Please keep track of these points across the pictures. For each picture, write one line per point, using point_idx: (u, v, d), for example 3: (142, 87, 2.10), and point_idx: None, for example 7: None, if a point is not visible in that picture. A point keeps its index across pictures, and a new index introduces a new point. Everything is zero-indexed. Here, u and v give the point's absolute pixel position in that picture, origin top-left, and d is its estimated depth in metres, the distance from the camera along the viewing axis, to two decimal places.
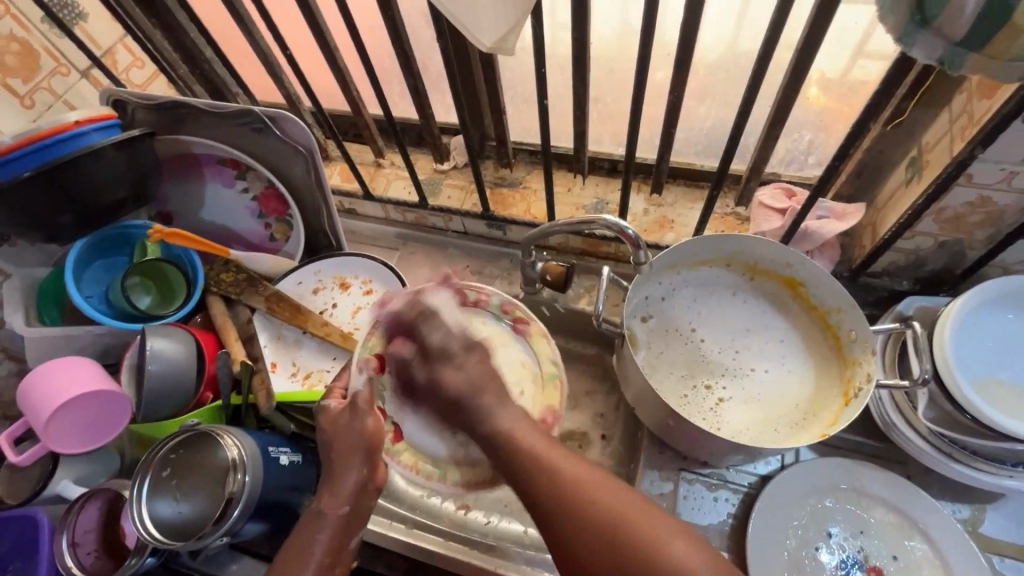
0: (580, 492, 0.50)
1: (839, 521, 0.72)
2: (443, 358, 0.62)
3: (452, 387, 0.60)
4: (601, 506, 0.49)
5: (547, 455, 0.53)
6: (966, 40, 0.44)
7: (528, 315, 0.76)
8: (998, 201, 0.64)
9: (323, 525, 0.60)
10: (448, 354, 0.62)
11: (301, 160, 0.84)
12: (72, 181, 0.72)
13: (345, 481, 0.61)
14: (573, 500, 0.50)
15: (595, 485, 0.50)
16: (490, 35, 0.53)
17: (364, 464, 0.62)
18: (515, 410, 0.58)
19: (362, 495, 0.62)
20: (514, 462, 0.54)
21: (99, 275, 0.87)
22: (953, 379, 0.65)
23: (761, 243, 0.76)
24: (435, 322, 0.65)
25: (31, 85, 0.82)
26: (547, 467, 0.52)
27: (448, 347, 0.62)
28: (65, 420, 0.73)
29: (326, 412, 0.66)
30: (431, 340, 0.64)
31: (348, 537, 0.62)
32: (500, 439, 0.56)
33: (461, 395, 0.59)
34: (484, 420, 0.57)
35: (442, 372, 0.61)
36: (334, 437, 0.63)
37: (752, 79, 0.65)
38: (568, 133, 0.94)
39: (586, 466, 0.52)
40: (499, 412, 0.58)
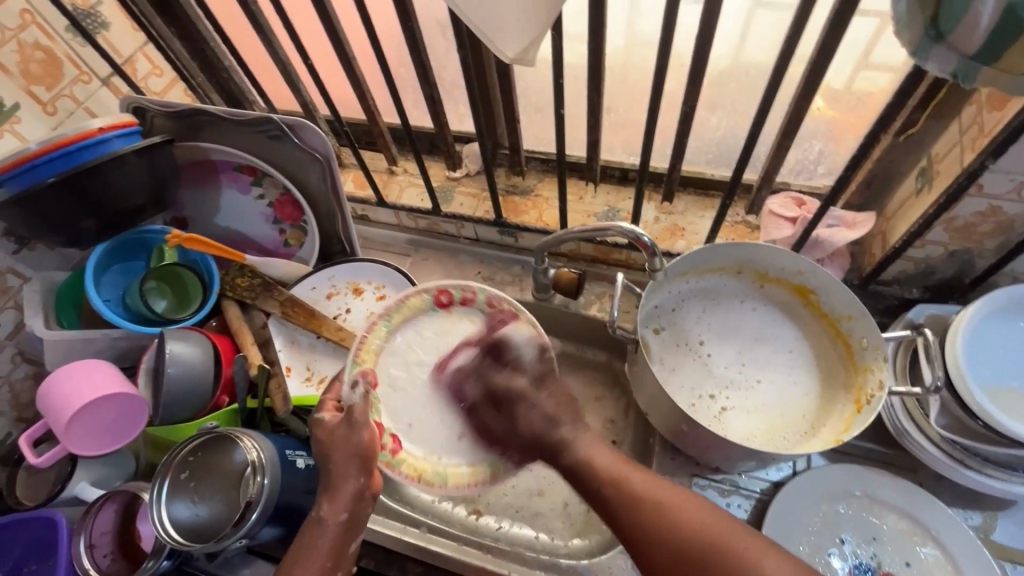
0: (657, 502, 0.57)
1: (852, 527, 0.72)
2: (518, 398, 0.68)
3: (529, 427, 0.66)
4: (674, 514, 0.56)
5: (620, 474, 0.60)
6: (979, 54, 0.45)
7: (516, 308, 0.75)
8: (1008, 211, 0.65)
9: (324, 531, 0.61)
10: (523, 395, 0.68)
11: (318, 167, 0.85)
12: (95, 186, 0.74)
13: (344, 489, 0.61)
14: (650, 512, 0.56)
15: (666, 497, 0.57)
16: (513, 47, 0.54)
17: (361, 471, 0.62)
18: (589, 437, 0.65)
19: (360, 502, 0.62)
20: (594, 483, 0.61)
21: (116, 279, 0.88)
22: (965, 386, 0.66)
23: (772, 252, 0.77)
24: (506, 365, 0.71)
25: (54, 92, 0.83)
26: (622, 483, 0.59)
27: (522, 387, 0.68)
28: (84, 422, 0.74)
29: (321, 424, 0.65)
30: (507, 384, 0.69)
31: (348, 543, 0.62)
32: (584, 466, 0.62)
33: (542, 434, 0.66)
34: (566, 452, 0.64)
35: (518, 411, 0.68)
36: (331, 447, 0.63)
37: (767, 90, 0.66)
38: (580, 142, 0.95)
39: (652, 478, 0.60)
40: (576, 439, 0.64)
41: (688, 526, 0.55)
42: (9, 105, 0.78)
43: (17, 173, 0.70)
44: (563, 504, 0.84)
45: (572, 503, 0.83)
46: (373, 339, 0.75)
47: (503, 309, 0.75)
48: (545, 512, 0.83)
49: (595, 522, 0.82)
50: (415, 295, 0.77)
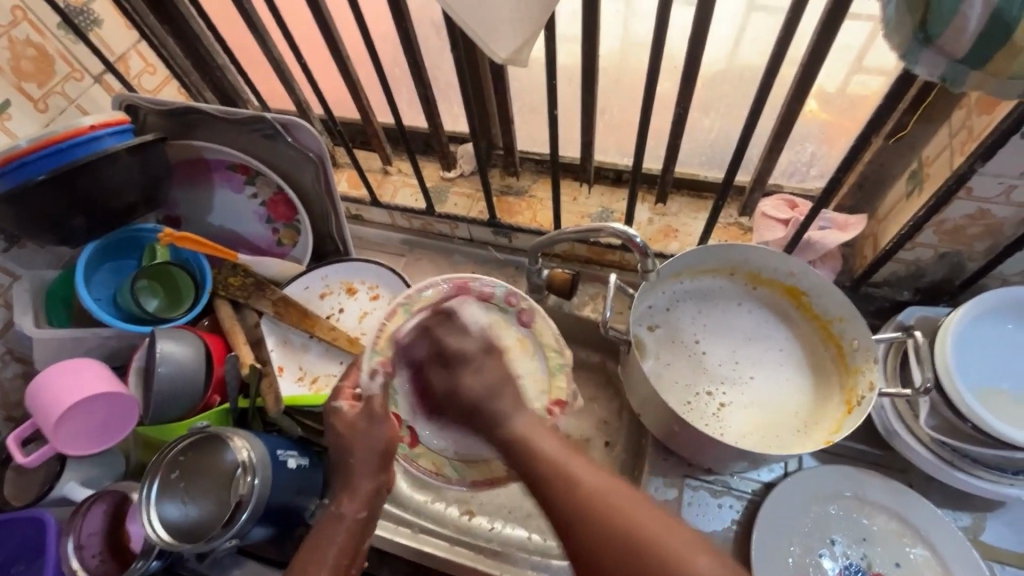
0: (604, 499, 0.50)
1: (843, 528, 0.73)
2: (462, 363, 0.61)
3: (470, 393, 0.59)
4: (620, 514, 0.49)
5: (564, 462, 0.53)
6: (967, 58, 0.45)
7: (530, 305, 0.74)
8: (997, 214, 0.65)
9: (340, 527, 0.62)
10: (466, 356, 0.61)
11: (311, 166, 0.85)
12: (86, 184, 0.73)
13: (361, 484, 0.62)
14: (593, 507, 0.50)
15: (614, 493, 0.50)
16: (505, 48, 0.54)
17: (379, 469, 0.63)
18: (531, 417, 0.57)
19: (377, 497, 0.63)
20: (532, 474, 0.53)
21: (107, 278, 0.87)
22: (955, 389, 0.66)
23: (765, 253, 0.77)
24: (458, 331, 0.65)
25: (46, 89, 0.82)
26: (565, 474, 0.52)
27: (466, 352, 0.62)
28: (74, 422, 0.73)
29: (339, 415, 0.65)
30: (453, 347, 0.63)
31: (363, 538, 0.63)
32: (518, 444, 0.55)
33: (480, 400, 0.58)
34: (500, 425, 0.57)
35: (460, 377, 0.60)
36: (351, 441, 0.63)
37: (760, 92, 0.66)
38: (574, 143, 0.95)
39: (599, 472, 0.52)
40: (516, 415, 0.57)
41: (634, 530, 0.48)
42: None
43: (8, 170, 0.69)
44: None
45: None
46: (392, 329, 0.71)
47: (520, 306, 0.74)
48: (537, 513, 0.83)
49: None
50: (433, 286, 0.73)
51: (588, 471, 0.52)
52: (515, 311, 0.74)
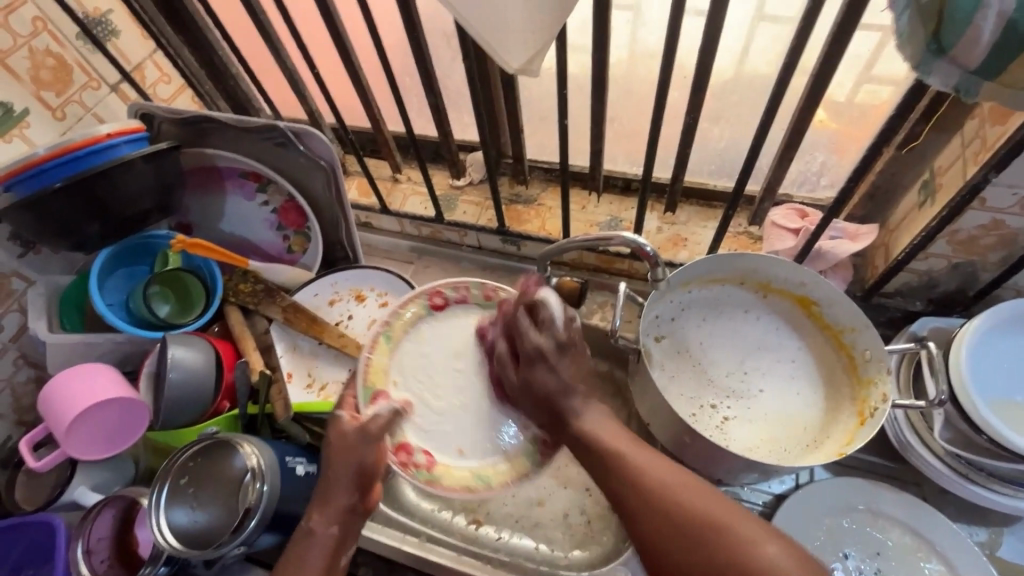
0: (642, 473, 0.53)
1: (856, 542, 0.71)
2: (536, 360, 0.61)
3: (542, 388, 0.61)
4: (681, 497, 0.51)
5: (610, 442, 0.57)
6: (980, 69, 0.45)
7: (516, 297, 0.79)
8: (1011, 224, 0.65)
9: (313, 544, 0.60)
10: (541, 356, 0.61)
11: (322, 173, 0.86)
12: (102, 191, 0.74)
13: (336, 501, 0.61)
14: (639, 482, 0.53)
15: (654, 469, 0.54)
16: (516, 59, 0.54)
17: (354, 486, 0.62)
18: (598, 414, 0.60)
19: (352, 517, 0.62)
20: (602, 462, 0.56)
21: (120, 284, 0.88)
22: (970, 402, 0.65)
23: (776, 263, 0.76)
24: (540, 323, 0.62)
25: (64, 98, 0.84)
26: (612, 456, 0.56)
27: (546, 348, 0.61)
28: (86, 426, 0.74)
29: (339, 424, 0.64)
30: (526, 344, 0.62)
31: (338, 556, 0.62)
32: (585, 440, 0.58)
33: (554, 397, 0.60)
34: (575, 420, 0.60)
35: (534, 373, 0.61)
36: (334, 454, 0.62)
37: (770, 101, 0.66)
38: (583, 151, 0.96)
39: (662, 461, 0.55)
40: (584, 412, 0.60)
41: (693, 512, 0.50)
42: (19, 110, 0.79)
43: (27, 176, 0.71)
44: (564, 514, 0.83)
45: (572, 514, 0.83)
46: (377, 358, 0.75)
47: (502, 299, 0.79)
48: (545, 523, 0.83)
49: (596, 533, 0.81)
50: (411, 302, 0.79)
51: (651, 461, 0.54)
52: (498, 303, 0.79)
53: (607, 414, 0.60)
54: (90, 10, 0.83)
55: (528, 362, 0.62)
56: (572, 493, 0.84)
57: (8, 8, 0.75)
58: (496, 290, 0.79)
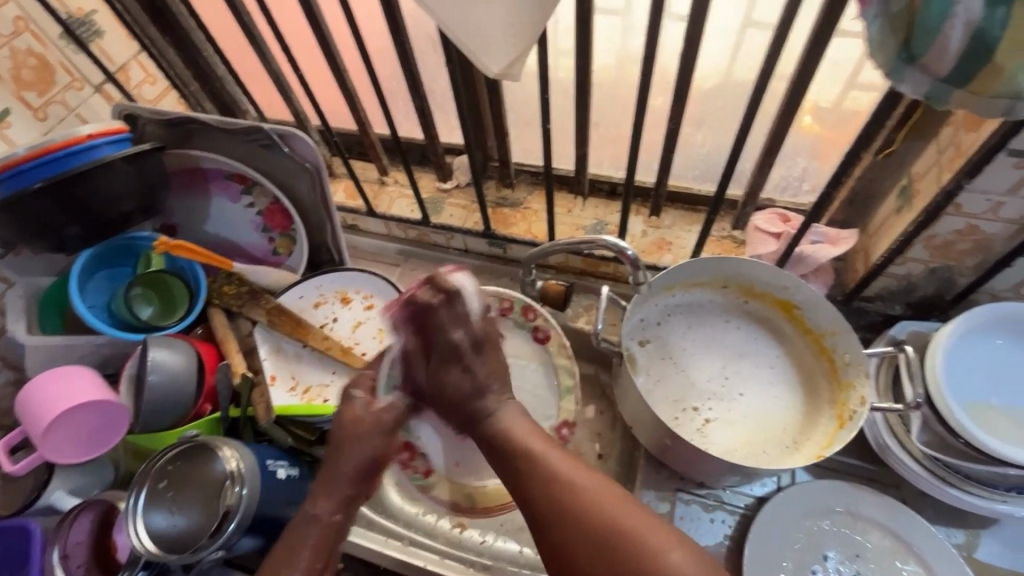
0: (568, 485, 0.54)
1: (836, 544, 0.72)
2: (454, 361, 0.65)
3: (454, 389, 0.65)
4: (591, 502, 0.52)
5: (540, 451, 0.58)
6: (950, 77, 0.46)
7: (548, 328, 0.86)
8: (985, 230, 0.66)
9: (311, 533, 0.60)
10: (457, 356, 0.65)
11: (307, 176, 0.86)
12: (83, 192, 0.74)
13: (339, 485, 0.63)
14: (563, 497, 0.53)
15: (582, 484, 0.54)
16: (497, 64, 0.55)
17: (358, 475, 0.64)
18: (511, 409, 0.63)
19: (351, 505, 0.64)
20: (516, 463, 0.58)
21: (102, 286, 0.88)
22: (945, 405, 0.66)
23: (758, 267, 0.77)
24: (456, 317, 0.65)
25: (46, 98, 0.83)
26: (540, 464, 0.56)
27: (461, 348, 0.65)
28: (63, 429, 0.73)
29: (352, 408, 0.67)
30: (444, 342, 0.65)
31: (334, 547, 0.62)
32: (499, 437, 0.61)
33: (468, 399, 0.64)
34: (487, 419, 0.63)
35: (449, 374, 0.65)
36: (344, 439, 0.65)
37: (749, 107, 0.67)
38: (568, 155, 0.96)
39: (573, 462, 0.56)
40: (494, 411, 0.63)
41: (606, 516, 0.51)
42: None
43: (6, 177, 0.70)
44: None
45: None
46: (404, 352, 0.73)
47: (536, 324, 0.87)
48: (530, 526, 0.83)
49: None
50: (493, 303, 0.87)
51: (566, 464, 0.56)
52: (531, 325, 0.87)
53: (522, 410, 0.64)
54: (74, 10, 0.82)
55: (445, 359, 0.65)
56: None
57: None
58: (536, 314, 0.87)
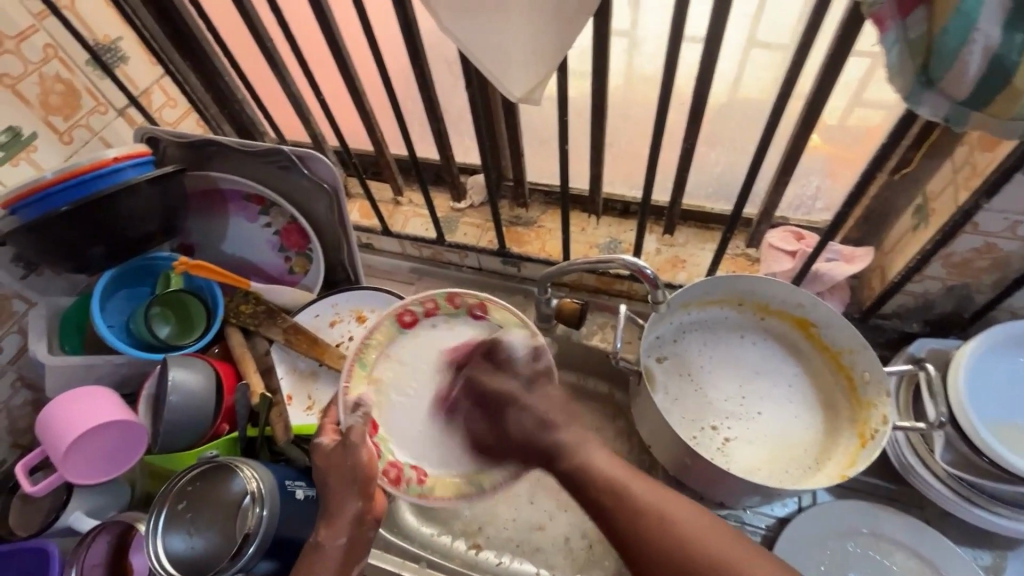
0: (650, 508, 0.55)
1: (861, 566, 0.71)
2: (508, 401, 0.67)
3: (520, 428, 0.65)
4: (683, 528, 0.54)
5: (607, 470, 0.59)
6: (968, 100, 0.47)
7: (478, 298, 0.77)
8: (1003, 248, 0.66)
9: (323, 557, 0.60)
10: (511, 397, 0.67)
11: (325, 196, 0.87)
12: (107, 213, 0.75)
13: (341, 514, 0.60)
14: (641, 517, 0.55)
15: (656, 502, 0.56)
16: (519, 88, 0.56)
17: (360, 492, 0.61)
18: (594, 445, 0.62)
19: (361, 526, 0.61)
20: (602, 492, 0.57)
21: (121, 305, 0.89)
22: (969, 423, 0.65)
23: (775, 285, 0.77)
24: (500, 364, 0.71)
25: (71, 122, 0.85)
26: (617, 487, 0.57)
27: (510, 388, 0.68)
28: (84, 449, 0.73)
29: (320, 449, 0.64)
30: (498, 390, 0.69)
31: (352, 564, 0.61)
32: (582, 470, 0.60)
33: (534, 433, 0.64)
34: (567, 453, 0.61)
35: (508, 414, 0.67)
36: (329, 468, 0.62)
37: (765, 129, 0.68)
38: (583, 175, 0.97)
39: (660, 489, 0.57)
40: (578, 446, 0.62)
41: (696, 541, 0.53)
42: (27, 134, 0.80)
43: (34, 201, 0.72)
44: (565, 538, 0.83)
45: (573, 538, 0.83)
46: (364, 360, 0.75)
47: (468, 303, 0.77)
48: (546, 547, 0.83)
49: (597, 558, 0.82)
50: (380, 326, 0.77)
51: (656, 493, 0.56)
52: (464, 309, 0.78)
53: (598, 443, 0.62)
54: (101, 38, 0.85)
55: (497, 401, 0.68)
56: (573, 518, 0.84)
57: (21, 35, 0.77)
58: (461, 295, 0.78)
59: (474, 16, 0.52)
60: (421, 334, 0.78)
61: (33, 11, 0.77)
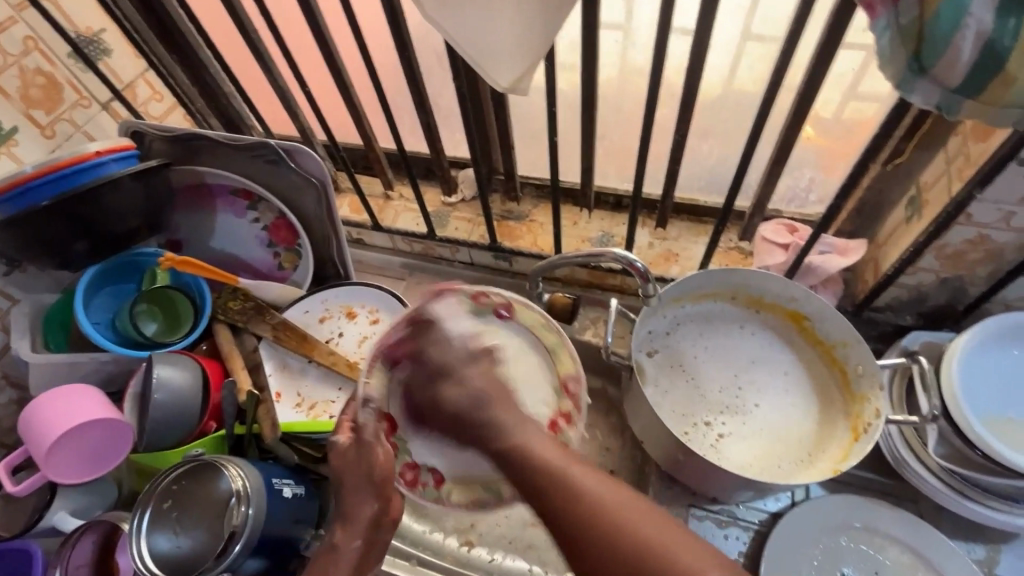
0: (600, 502, 0.46)
1: (854, 560, 0.70)
2: (446, 373, 0.59)
3: (453, 405, 0.57)
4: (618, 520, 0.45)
5: (552, 460, 0.50)
6: (961, 87, 0.46)
7: (506, 299, 0.72)
8: (996, 239, 0.65)
9: (338, 558, 0.60)
10: (448, 370, 0.59)
11: (313, 191, 0.86)
12: (88, 208, 0.74)
13: (358, 516, 0.61)
14: (585, 513, 0.46)
15: (607, 497, 0.46)
16: (506, 77, 0.55)
17: (373, 494, 0.61)
18: (536, 427, 0.53)
19: (377, 527, 0.62)
20: (536, 477, 0.49)
21: (107, 302, 0.87)
22: (963, 416, 0.65)
23: (768, 278, 0.76)
24: (434, 338, 0.62)
25: (53, 116, 0.84)
26: (562, 479, 0.48)
27: (451, 360, 0.59)
28: (68, 448, 0.72)
29: (335, 447, 0.63)
30: (432, 360, 0.61)
31: (367, 563, 0.62)
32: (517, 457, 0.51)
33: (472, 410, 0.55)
34: (500, 434, 0.53)
35: (442, 388, 0.59)
36: (342, 470, 0.62)
37: (757, 120, 0.67)
38: (574, 168, 0.96)
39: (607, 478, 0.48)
40: (514, 427, 0.53)
41: (631, 530, 0.45)
42: (8, 128, 0.79)
43: (11, 196, 0.70)
44: None
45: None
46: None
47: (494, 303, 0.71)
48: (539, 544, 0.82)
49: None
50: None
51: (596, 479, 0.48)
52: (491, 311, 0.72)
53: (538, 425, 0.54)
54: (83, 30, 0.83)
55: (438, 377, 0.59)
56: None
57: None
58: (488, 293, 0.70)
59: (458, 3, 0.51)
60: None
61: (11, 2, 0.75)
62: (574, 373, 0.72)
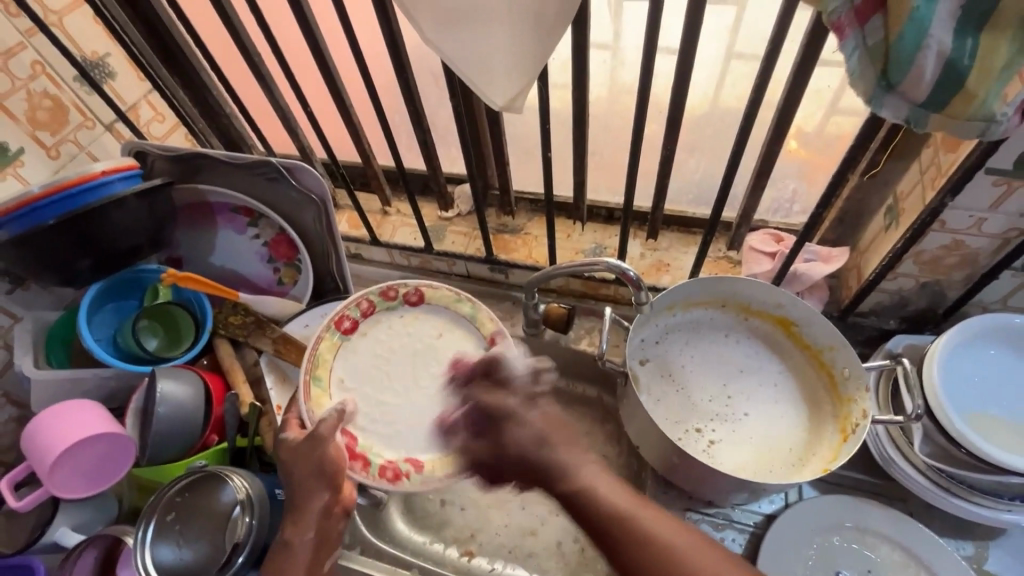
0: (668, 544, 0.52)
1: (846, 558, 0.72)
2: (507, 418, 0.63)
3: (517, 446, 0.61)
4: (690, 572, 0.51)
5: (621, 506, 0.55)
6: (927, 102, 0.49)
7: (412, 286, 0.83)
8: (971, 245, 0.69)
9: (295, 552, 0.62)
10: (507, 412, 0.63)
11: (314, 207, 0.88)
12: (94, 226, 0.75)
13: (308, 511, 0.62)
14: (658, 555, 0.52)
15: (673, 540, 0.52)
16: (501, 96, 0.58)
17: (325, 486, 0.64)
18: (593, 467, 0.59)
19: (328, 518, 0.64)
20: (607, 521, 0.54)
21: (108, 318, 0.88)
22: (946, 415, 0.67)
23: (756, 286, 0.79)
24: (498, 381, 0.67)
25: (58, 137, 0.86)
26: (631, 524, 0.53)
27: (509, 404, 0.64)
28: (69, 464, 0.73)
29: (285, 444, 0.66)
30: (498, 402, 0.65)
31: (325, 553, 0.64)
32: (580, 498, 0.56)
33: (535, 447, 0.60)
34: (566, 477, 0.58)
35: (508, 433, 0.62)
36: (290, 462, 0.64)
37: (739, 135, 0.71)
38: (567, 183, 1.00)
39: (674, 522, 0.54)
40: (578, 469, 0.58)
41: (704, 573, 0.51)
42: (14, 150, 0.81)
43: (19, 216, 0.72)
44: (556, 543, 0.84)
45: (565, 542, 0.83)
46: (324, 352, 0.79)
47: (401, 293, 0.82)
48: (539, 552, 0.83)
49: (589, 561, 0.82)
50: (322, 339, 0.79)
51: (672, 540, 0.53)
52: (400, 300, 0.83)
53: (601, 467, 0.59)
54: (88, 54, 0.86)
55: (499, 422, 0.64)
56: (564, 522, 0.85)
57: (8, 52, 0.77)
58: (393, 287, 0.82)
59: (455, 27, 0.54)
60: (369, 333, 0.82)
61: (20, 28, 0.78)
62: (496, 328, 0.80)
